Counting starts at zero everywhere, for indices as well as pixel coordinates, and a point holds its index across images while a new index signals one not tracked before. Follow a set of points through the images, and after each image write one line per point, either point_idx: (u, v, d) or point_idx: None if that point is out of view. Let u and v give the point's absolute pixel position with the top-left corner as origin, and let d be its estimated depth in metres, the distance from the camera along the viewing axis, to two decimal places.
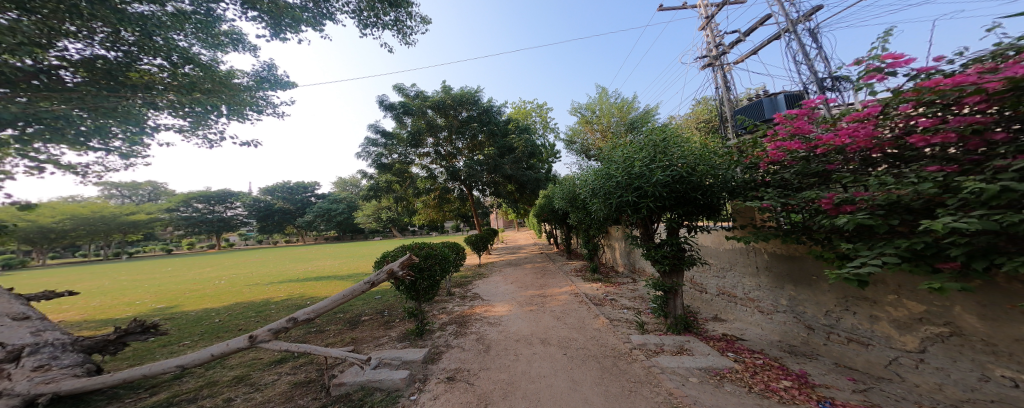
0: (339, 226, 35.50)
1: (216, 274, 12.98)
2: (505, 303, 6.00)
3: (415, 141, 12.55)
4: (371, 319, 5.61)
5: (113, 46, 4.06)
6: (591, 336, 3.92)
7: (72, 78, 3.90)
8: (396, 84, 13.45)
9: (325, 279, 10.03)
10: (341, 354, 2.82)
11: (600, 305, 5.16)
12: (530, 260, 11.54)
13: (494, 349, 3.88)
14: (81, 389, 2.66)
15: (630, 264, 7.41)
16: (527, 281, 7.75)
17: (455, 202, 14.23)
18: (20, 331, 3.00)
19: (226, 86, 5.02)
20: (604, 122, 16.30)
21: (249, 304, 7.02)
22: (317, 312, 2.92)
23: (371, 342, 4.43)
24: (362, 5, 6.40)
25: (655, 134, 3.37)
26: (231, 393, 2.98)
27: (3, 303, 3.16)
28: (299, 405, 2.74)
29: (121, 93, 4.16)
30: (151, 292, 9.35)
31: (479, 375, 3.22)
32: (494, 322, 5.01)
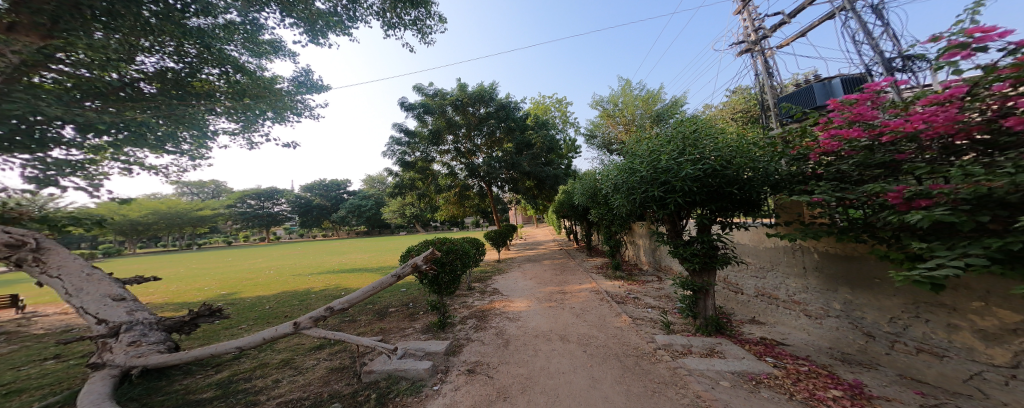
0: (367, 221, 37.17)
1: (264, 264, 14.16)
2: (523, 299, 6.02)
3: (435, 139, 12.74)
4: (397, 311, 5.82)
5: (178, 58, 4.47)
6: (613, 334, 3.85)
7: (148, 89, 4.36)
8: (414, 84, 13.70)
9: (355, 271, 10.57)
10: (371, 343, 2.96)
11: (622, 303, 5.06)
12: (550, 256, 11.48)
13: (514, 345, 3.91)
14: (165, 363, 2.99)
15: (655, 261, 7.22)
16: (546, 278, 7.73)
17: (474, 199, 14.36)
18: (119, 310, 3.45)
19: (269, 91, 5.46)
20: (626, 115, 15.75)
21: (292, 293, 7.58)
22: (350, 302, 3.09)
23: (396, 333, 4.61)
24: (384, 7, 6.59)
25: (686, 126, 3.20)
26: (278, 375, 3.22)
27: (105, 286, 3.65)
28: (336, 389, 2.91)
29: (187, 101, 4.61)
30: (217, 279, 10.44)
31: (499, 369, 3.25)
32: (513, 317, 5.04)
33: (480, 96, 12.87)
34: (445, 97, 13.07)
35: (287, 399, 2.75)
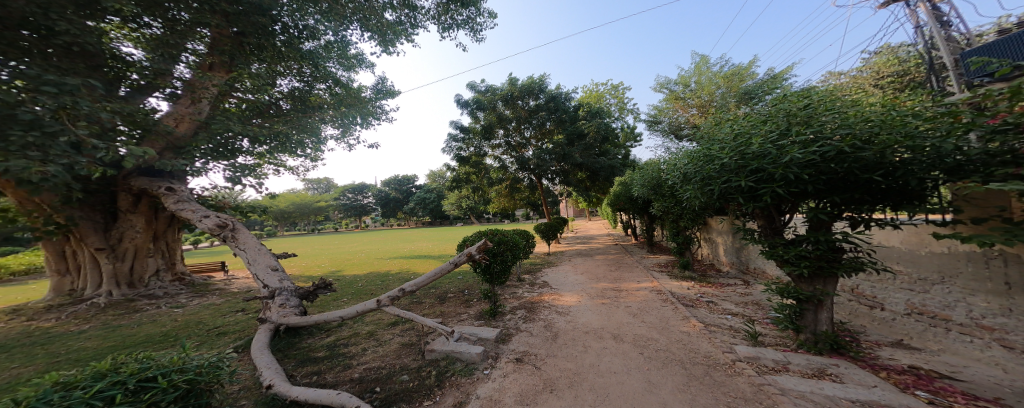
0: (431, 212, 40.58)
1: (356, 248, 16.76)
2: (574, 294, 5.93)
3: (487, 134, 13.06)
4: (454, 296, 6.24)
5: (301, 79, 7.47)
6: (674, 338, 3.56)
7: (284, 105, 7.52)
8: (468, 82, 14.23)
9: (421, 258, 11.69)
10: (432, 324, 3.23)
11: (689, 306, 4.61)
12: (607, 251, 11.01)
13: (562, 339, 3.88)
14: (300, 323, 3.77)
15: (742, 263, 6.32)
16: (598, 273, 7.48)
17: (525, 191, 14.47)
18: (273, 277, 4.48)
19: (356, 101, 8.41)
20: (702, 96, 14.04)
21: (376, 273, 8.71)
22: (418, 286, 3.39)
23: (453, 317, 4.95)
24: (438, 11, 6.94)
25: (795, 103, 2.62)
26: (364, 345, 3.80)
27: (265, 258, 4.83)
28: (404, 363, 3.27)
29: (308, 112, 7.72)
30: (328, 258, 12.78)
31: (546, 361, 3.28)
32: (563, 311, 5.00)
33: (531, 88, 12.77)
34: (496, 91, 13.29)
35: (370, 366, 3.23)
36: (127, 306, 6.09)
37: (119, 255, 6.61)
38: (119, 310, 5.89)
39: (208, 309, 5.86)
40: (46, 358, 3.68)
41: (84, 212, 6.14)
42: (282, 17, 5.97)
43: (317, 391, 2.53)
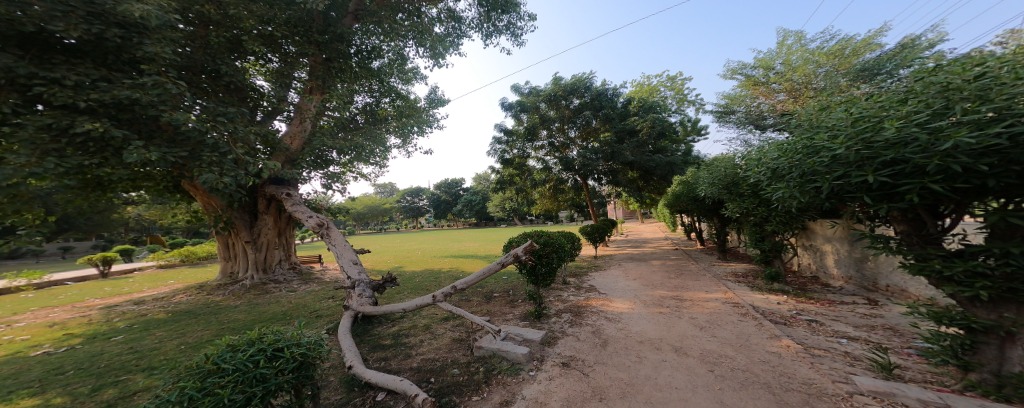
0: (477, 214, 42.12)
1: (412, 246, 18.23)
2: (625, 300, 5.60)
3: (531, 135, 13.04)
4: (499, 296, 6.35)
5: (371, 94, 8.63)
6: (750, 357, 3.12)
7: (359, 119, 8.75)
8: (512, 85, 14.44)
9: (469, 257, 12.23)
10: (480, 321, 3.31)
11: (767, 323, 4.00)
12: (666, 256, 10.10)
13: (612, 346, 3.68)
14: (374, 312, 4.13)
15: (853, 277, 5.17)
16: (652, 279, 6.96)
17: (569, 192, 14.18)
18: (354, 269, 5.17)
19: (415, 111, 9.45)
20: (793, 77, 11.79)
21: (429, 271, 9.34)
22: (469, 284, 3.52)
23: (500, 316, 5.03)
24: (482, 19, 7.18)
25: (962, 71, 2.01)
26: (420, 337, 4.10)
27: (348, 254, 5.61)
28: (455, 357, 3.45)
29: (379, 124, 8.88)
30: (388, 255, 14.13)
31: (594, 367, 3.15)
32: (613, 318, 4.74)
33: (575, 86, 12.45)
34: (539, 93, 13.27)
35: (425, 357, 3.47)
36: (261, 288, 7.51)
37: (258, 248, 8.07)
38: (257, 291, 7.27)
39: (310, 294, 6.88)
40: (218, 325, 4.95)
41: (239, 212, 7.73)
42: (355, 39, 7.08)
43: (385, 376, 2.78)
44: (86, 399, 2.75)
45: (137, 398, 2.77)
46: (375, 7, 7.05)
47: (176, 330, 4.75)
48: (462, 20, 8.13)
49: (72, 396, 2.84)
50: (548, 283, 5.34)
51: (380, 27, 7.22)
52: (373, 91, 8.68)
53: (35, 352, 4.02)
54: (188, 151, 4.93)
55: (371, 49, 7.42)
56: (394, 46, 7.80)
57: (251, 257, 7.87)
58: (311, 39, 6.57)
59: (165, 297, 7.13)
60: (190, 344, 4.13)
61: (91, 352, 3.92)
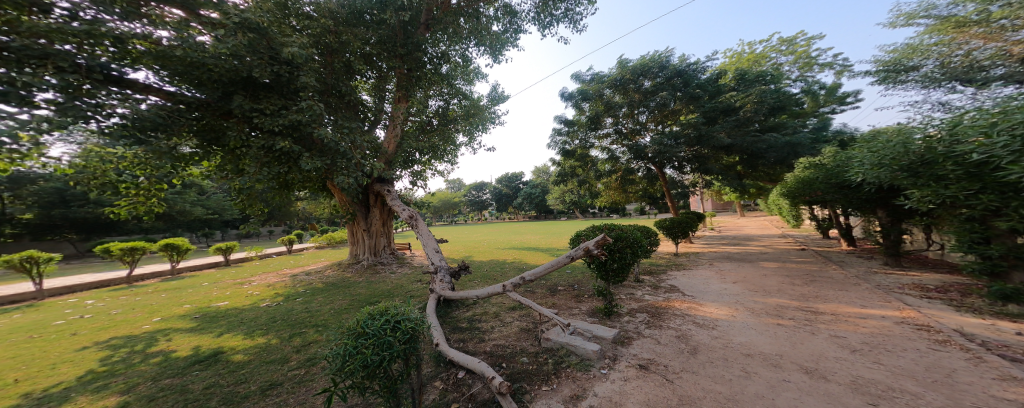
0: (538, 207, 42.16)
1: (478, 238, 19.39)
2: (713, 306, 4.85)
3: (594, 125, 12.17)
4: (564, 290, 6.23)
5: (443, 99, 9.31)
6: (914, 394, 2.34)
7: (433, 122, 9.55)
8: (573, 74, 13.82)
9: (532, 250, 12.39)
10: (548, 314, 3.29)
11: (945, 355, 2.92)
12: (782, 259, 8.29)
13: (700, 355, 3.24)
14: (454, 297, 4.42)
15: None
16: (751, 285, 5.83)
17: (641, 183, 12.92)
18: (437, 256, 5.75)
19: (480, 110, 9.87)
20: None
21: (494, 262, 9.79)
22: (537, 276, 3.64)
23: (566, 309, 4.95)
24: (539, 10, 7.00)
25: None
26: (492, 323, 4.37)
27: (433, 243, 6.21)
28: (524, 346, 3.56)
29: (451, 125, 9.54)
30: (457, 245, 15.32)
31: (678, 374, 2.85)
32: (702, 323, 4.18)
33: (645, 67, 11.28)
34: (602, 79, 12.39)
35: (497, 343, 3.69)
36: (374, 269, 9.02)
37: (373, 235, 9.60)
38: (370, 271, 8.73)
39: (403, 277, 7.97)
40: (351, 296, 6.16)
41: (358, 206, 9.34)
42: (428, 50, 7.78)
43: (465, 356, 2.99)
44: (287, 343, 3.96)
45: (311, 348, 3.83)
46: (442, 14, 7.56)
47: (328, 298, 6.06)
48: (518, 14, 8.10)
49: (279, 339, 4.11)
50: (621, 279, 4.99)
51: (446, 33, 7.74)
52: (444, 94, 9.23)
53: (258, 304, 5.85)
54: (330, 159, 6.17)
55: (442, 55, 7.99)
56: (458, 50, 8.24)
57: (369, 241, 9.45)
58: (397, 52, 7.37)
59: (320, 271, 9.29)
60: (338, 309, 5.30)
61: (281, 309, 5.47)
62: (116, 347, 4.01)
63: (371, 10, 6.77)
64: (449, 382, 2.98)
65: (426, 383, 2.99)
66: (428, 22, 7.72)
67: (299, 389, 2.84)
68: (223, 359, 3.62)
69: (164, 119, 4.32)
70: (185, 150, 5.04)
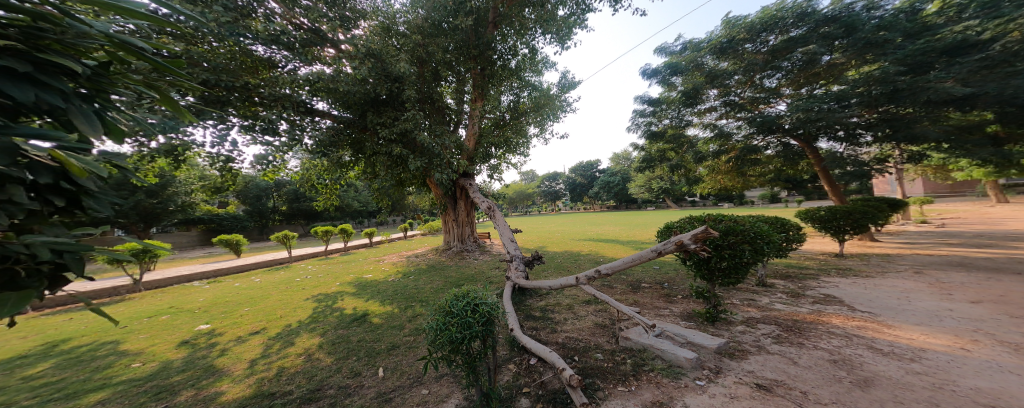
0: (618, 196, 38.67)
1: (553, 228, 18.94)
2: (888, 329, 3.41)
3: (692, 100, 10.04)
4: (639, 287, 5.49)
5: (513, 92, 9.07)
6: None
7: (504, 117, 9.38)
8: (657, 48, 11.87)
9: (611, 242, 11.40)
10: (631, 313, 2.70)
11: None
12: None
13: (857, 387, 2.33)
14: (529, 285, 4.25)
15: None
16: (966, 311, 3.83)
17: (769, 163, 10.15)
18: (510, 244, 5.71)
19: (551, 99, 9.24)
20: None
21: (568, 253, 9.34)
22: (616, 270, 3.20)
23: (651, 308, 4.30)
24: None
25: None
26: (564, 315, 4.13)
27: (507, 233, 6.17)
28: (598, 342, 3.27)
29: (522, 117, 9.16)
30: (532, 235, 15.28)
31: (825, 406, 2.11)
32: (886, 351, 2.89)
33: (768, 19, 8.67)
34: (701, 45, 10.20)
35: (570, 337, 3.45)
36: (461, 255, 9.74)
37: (461, 224, 10.30)
38: (459, 257, 9.37)
39: (484, 263, 8.37)
40: (442, 277, 6.77)
41: (447, 199, 10.09)
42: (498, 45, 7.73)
43: (538, 344, 2.78)
44: (410, 313, 4.50)
45: (418, 319, 4.26)
46: (508, 8, 7.35)
47: (424, 276, 6.87)
48: None
49: (398, 310, 4.73)
50: (732, 281, 3.86)
51: (513, 27, 7.56)
52: (514, 88, 9.03)
53: (387, 279, 6.90)
54: (428, 159, 6.88)
55: (511, 50, 7.79)
56: (525, 40, 7.81)
57: (456, 230, 10.20)
58: (472, 54, 7.68)
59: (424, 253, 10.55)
60: (438, 288, 5.83)
61: (399, 283, 6.40)
62: (323, 300, 5.45)
63: (446, 19, 7.00)
64: (522, 367, 2.95)
65: (499, 364, 3.04)
66: (496, 19, 7.56)
67: (408, 354, 3.30)
68: (368, 320, 4.35)
69: (333, 139, 6.33)
70: (345, 157, 7.19)
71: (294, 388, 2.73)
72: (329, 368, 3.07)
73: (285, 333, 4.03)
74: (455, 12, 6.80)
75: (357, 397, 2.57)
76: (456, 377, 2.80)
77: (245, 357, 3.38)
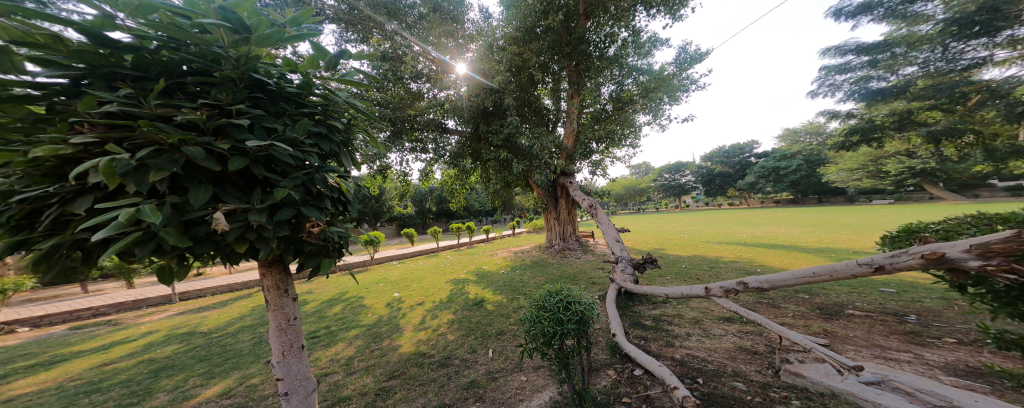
0: (793, 188, 26.90)
1: (679, 225, 16.16)
2: None
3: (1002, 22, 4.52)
4: (858, 312, 3.32)
5: (615, 83, 8.52)
6: None
7: (607, 107, 8.75)
8: None
9: (760, 241, 8.89)
10: (802, 341, 1.76)
11: None
12: None
13: None
14: (636, 290, 3.74)
15: None
16: None
17: None
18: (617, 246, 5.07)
19: (665, 82, 7.92)
20: None
21: (695, 251, 7.83)
22: (774, 284, 1.79)
23: (865, 346, 2.58)
24: None
25: None
26: (691, 315, 3.59)
27: (612, 234, 5.61)
28: (741, 369, 2.40)
29: (627, 107, 8.32)
30: (651, 232, 13.46)
31: None
32: None
33: None
34: None
35: (692, 353, 2.71)
36: (561, 254, 9.50)
37: (562, 222, 10.05)
38: (560, 256, 9.21)
39: (587, 263, 8.02)
40: (544, 274, 6.91)
41: (549, 198, 10.00)
42: (592, 35, 7.33)
43: (644, 355, 2.50)
44: (518, 305, 4.73)
45: (520, 311, 4.44)
46: None
47: (529, 272, 7.19)
48: None
49: (510, 300, 5.00)
50: None
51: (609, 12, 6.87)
52: (616, 77, 8.49)
53: (498, 271, 7.65)
54: (526, 162, 7.66)
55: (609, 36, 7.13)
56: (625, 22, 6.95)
57: (556, 228, 10.03)
58: (565, 52, 7.62)
59: (528, 250, 10.99)
60: (539, 284, 6.01)
61: (511, 276, 6.87)
62: (457, 283, 6.63)
63: (539, 23, 7.02)
64: (624, 376, 2.58)
65: (597, 368, 2.75)
66: (588, 9, 7.14)
67: (511, 340, 3.50)
68: (483, 305, 4.86)
69: (458, 150, 8.18)
70: (467, 165, 8.82)
71: (435, 352, 3.33)
72: (454, 342, 3.56)
73: (437, 306, 5.01)
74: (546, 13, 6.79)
75: (473, 370, 2.93)
76: (551, 371, 2.82)
77: (410, 321, 4.37)
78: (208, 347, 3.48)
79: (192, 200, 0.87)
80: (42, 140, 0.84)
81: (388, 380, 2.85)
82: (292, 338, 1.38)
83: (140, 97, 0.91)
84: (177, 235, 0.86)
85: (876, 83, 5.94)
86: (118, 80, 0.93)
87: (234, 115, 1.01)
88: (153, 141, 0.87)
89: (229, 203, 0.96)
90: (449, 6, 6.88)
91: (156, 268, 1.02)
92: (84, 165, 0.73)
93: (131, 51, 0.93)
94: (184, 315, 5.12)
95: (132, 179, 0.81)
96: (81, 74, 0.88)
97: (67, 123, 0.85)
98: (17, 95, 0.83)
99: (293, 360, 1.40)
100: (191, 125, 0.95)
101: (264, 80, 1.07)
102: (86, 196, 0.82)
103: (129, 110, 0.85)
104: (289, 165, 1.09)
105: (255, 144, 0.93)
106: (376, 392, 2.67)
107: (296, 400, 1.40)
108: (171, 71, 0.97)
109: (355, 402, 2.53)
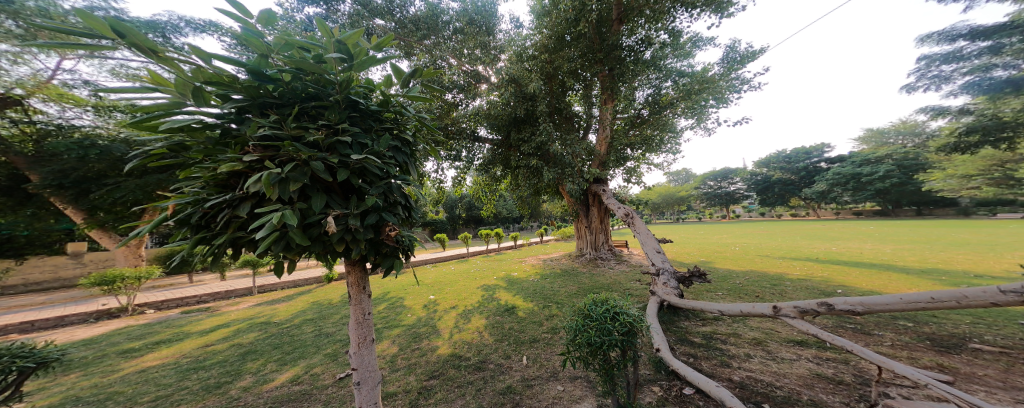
0: (879, 196, 23.33)
1: (728, 237, 14.77)
2: None
3: None
4: (988, 347, 2.75)
5: (653, 87, 8.15)
6: None
7: (643, 112, 8.39)
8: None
9: (829, 257, 7.82)
10: (914, 375, 1.53)
11: None
12: None
13: None
14: (681, 304, 3.47)
15: None
16: None
17: None
18: (659, 258, 4.77)
19: (710, 83, 7.40)
20: None
21: (749, 266, 7.09)
22: (870, 305, 1.57)
23: (999, 388, 2.15)
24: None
25: None
26: (754, 336, 3.23)
27: (653, 243, 5.29)
28: (820, 398, 2.13)
29: (665, 112, 7.95)
30: (694, 244, 12.50)
31: None
32: None
33: None
34: None
35: (756, 377, 2.45)
36: (593, 263, 9.21)
37: (593, 230, 9.75)
38: (593, 265, 8.92)
39: (623, 273, 7.65)
40: (578, 283, 6.74)
41: (580, 205, 9.77)
42: (626, 40, 7.10)
43: (695, 373, 2.30)
44: (553, 313, 4.65)
45: (553, 320, 4.35)
46: None
47: (562, 281, 7.05)
48: None
49: (543, 308, 4.93)
50: None
51: (646, 15, 6.63)
52: (652, 80, 8.05)
53: (528, 278, 7.58)
54: (559, 169, 7.59)
55: (644, 40, 6.93)
56: (663, 23, 6.63)
57: (587, 237, 9.75)
58: (597, 58, 7.37)
59: (558, 257, 10.79)
60: (573, 292, 5.86)
61: (544, 284, 6.80)
62: (490, 288, 6.68)
63: (569, 31, 6.99)
64: (672, 394, 2.40)
65: (642, 383, 2.58)
66: (622, 14, 6.91)
67: (546, 349, 3.42)
68: (515, 311, 4.84)
69: (491, 158, 8.28)
70: (497, 173, 8.95)
71: (471, 355, 3.38)
72: (488, 347, 3.58)
73: (471, 310, 5.09)
74: (578, 20, 6.70)
75: (509, 375, 2.91)
76: (590, 382, 2.70)
77: (448, 323, 4.48)
78: (279, 336, 3.88)
79: (314, 205, 1.04)
80: (223, 159, 1.03)
81: (429, 379, 2.93)
82: (366, 331, 1.49)
83: (282, 121, 1.09)
84: (301, 234, 1.02)
85: (1003, 71, 5.05)
86: (268, 108, 1.12)
87: (339, 133, 1.17)
88: (291, 158, 1.06)
89: (336, 208, 1.12)
90: (482, 19, 7.01)
91: (277, 262, 1.20)
92: (253, 177, 0.92)
93: (274, 82, 1.10)
94: (257, 306, 5.75)
95: (278, 188, 0.99)
96: (245, 104, 1.06)
97: (239, 145, 1.04)
98: (203, 123, 1.03)
99: (366, 352, 1.50)
100: (314, 143, 1.13)
101: (359, 101, 1.22)
102: (248, 202, 1.01)
103: (278, 133, 1.03)
104: (377, 175, 1.22)
105: (356, 157, 1.06)
106: (419, 390, 2.77)
107: (366, 391, 1.50)
108: (300, 98, 1.14)
109: (400, 398, 2.64)
